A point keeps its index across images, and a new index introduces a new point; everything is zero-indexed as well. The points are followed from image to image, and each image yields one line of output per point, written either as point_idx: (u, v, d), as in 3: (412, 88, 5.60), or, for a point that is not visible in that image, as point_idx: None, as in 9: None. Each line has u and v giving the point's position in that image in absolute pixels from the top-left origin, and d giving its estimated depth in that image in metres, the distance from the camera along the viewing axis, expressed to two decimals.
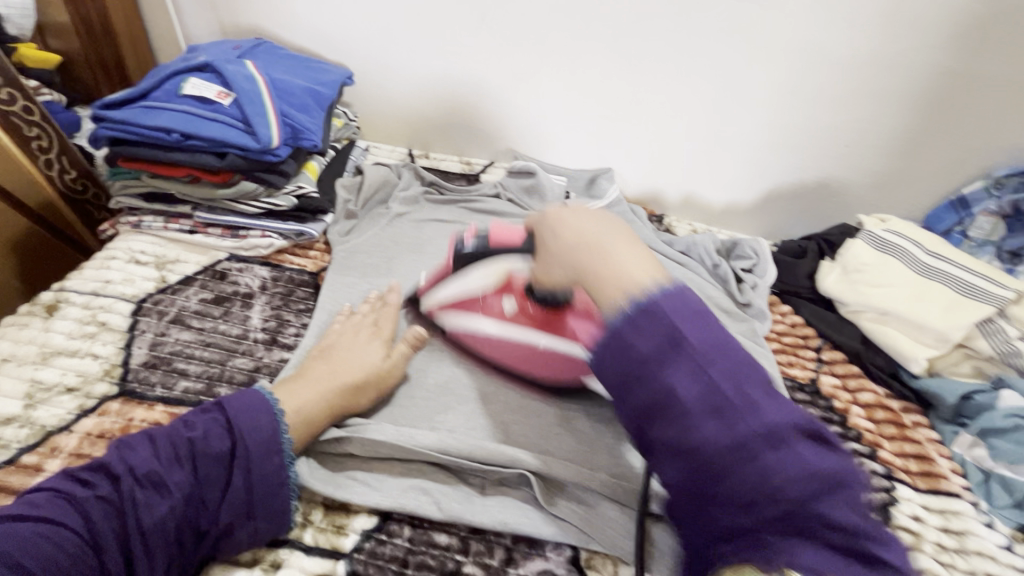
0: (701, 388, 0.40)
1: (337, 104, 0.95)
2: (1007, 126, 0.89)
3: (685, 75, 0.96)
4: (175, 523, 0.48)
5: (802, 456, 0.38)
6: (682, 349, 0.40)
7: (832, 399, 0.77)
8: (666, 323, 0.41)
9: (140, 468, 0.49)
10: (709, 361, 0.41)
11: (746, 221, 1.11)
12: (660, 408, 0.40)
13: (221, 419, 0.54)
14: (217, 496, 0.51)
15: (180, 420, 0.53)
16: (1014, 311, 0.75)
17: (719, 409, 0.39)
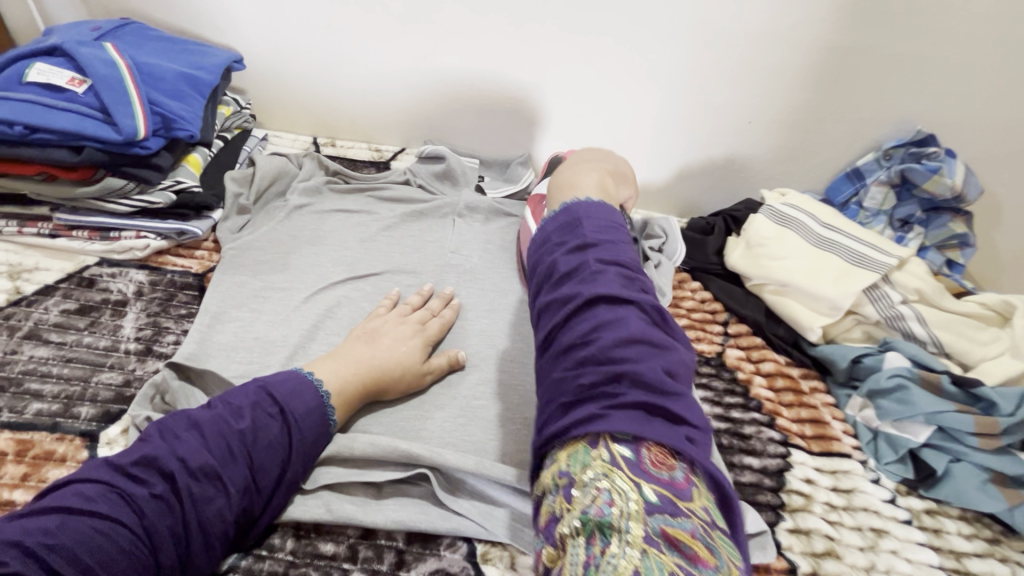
0: (612, 255, 0.52)
1: (222, 89, 0.87)
2: (890, 97, 0.93)
3: (588, 54, 0.94)
4: (232, 511, 0.48)
5: (676, 399, 0.46)
6: (590, 252, 0.52)
7: (736, 370, 0.79)
8: (579, 235, 0.54)
9: (194, 460, 0.48)
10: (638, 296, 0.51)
11: (662, 200, 1.12)
12: (568, 286, 0.51)
13: (272, 407, 0.54)
14: (267, 480, 0.51)
15: (229, 409, 0.52)
16: (895, 277, 0.79)
17: (613, 323, 0.48)
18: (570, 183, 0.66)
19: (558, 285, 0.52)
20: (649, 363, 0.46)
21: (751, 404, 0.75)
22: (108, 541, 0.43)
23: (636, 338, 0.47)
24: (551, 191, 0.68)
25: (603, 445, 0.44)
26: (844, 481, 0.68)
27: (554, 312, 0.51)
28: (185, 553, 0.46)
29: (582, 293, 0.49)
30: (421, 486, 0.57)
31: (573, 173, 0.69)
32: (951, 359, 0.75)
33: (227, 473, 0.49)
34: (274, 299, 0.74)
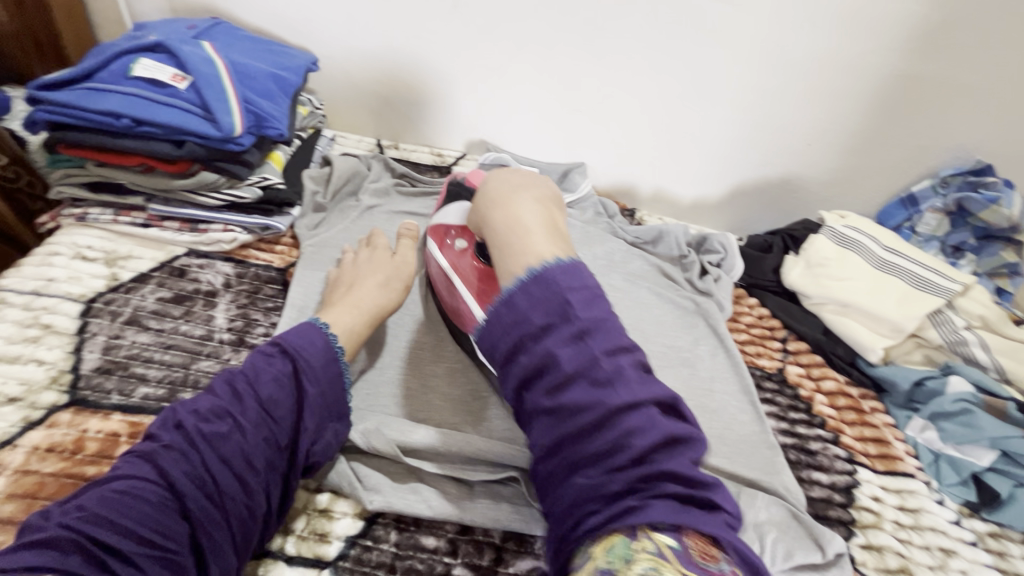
0: (614, 386, 0.50)
1: (303, 91, 0.90)
2: (953, 126, 0.95)
3: (657, 72, 0.97)
4: (257, 441, 0.51)
5: (654, 495, 0.47)
6: (599, 381, 0.50)
7: (797, 387, 0.80)
8: (607, 359, 0.50)
9: (200, 406, 0.51)
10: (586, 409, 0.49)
11: (713, 216, 1.14)
12: (598, 431, 0.49)
13: (273, 348, 0.57)
14: (283, 411, 0.53)
15: (234, 363, 0.55)
16: (959, 303, 0.80)
17: (627, 406, 0.49)
18: (519, 220, 0.59)
19: (586, 424, 0.49)
20: (658, 464, 0.48)
21: (814, 420, 0.76)
22: (140, 494, 0.45)
23: (663, 429, 0.49)
24: (493, 230, 0.60)
25: (643, 539, 0.45)
26: (910, 501, 0.69)
27: (583, 439, 0.49)
28: (225, 490, 0.48)
29: (602, 405, 0.49)
30: (511, 486, 0.59)
31: (518, 202, 0.62)
32: (1013, 386, 0.77)
33: (238, 413, 0.51)
34: None
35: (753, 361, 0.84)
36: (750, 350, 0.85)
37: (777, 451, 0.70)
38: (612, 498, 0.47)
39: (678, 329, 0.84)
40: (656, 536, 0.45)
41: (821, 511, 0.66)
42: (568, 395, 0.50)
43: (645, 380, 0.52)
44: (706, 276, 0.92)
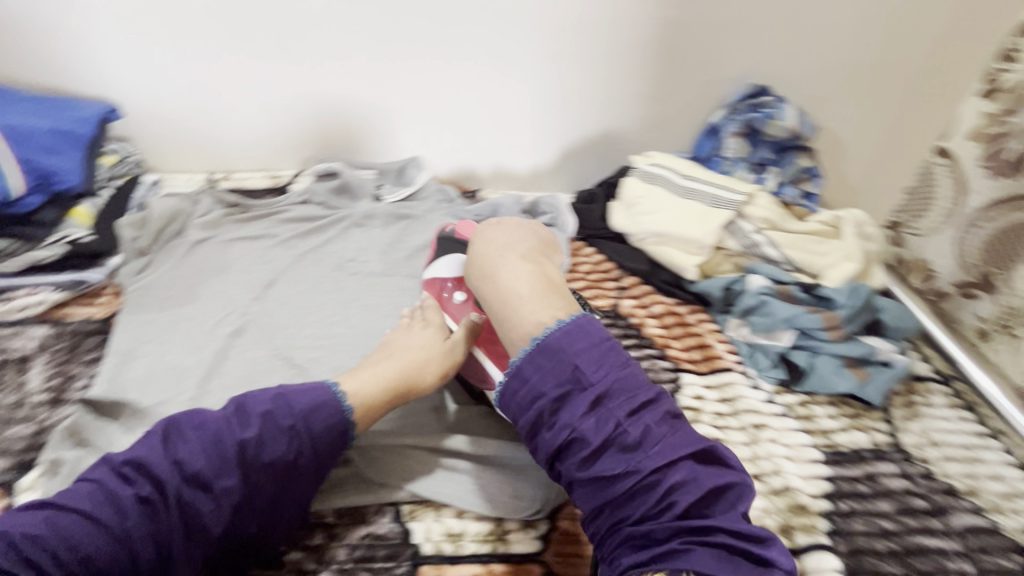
0: (596, 382, 0.56)
1: (102, 140, 0.89)
2: (728, 57, 1.05)
3: (457, 58, 1.01)
4: (225, 517, 0.51)
5: (691, 474, 0.53)
6: (579, 382, 0.56)
7: (630, 316, 0.88)
8: (565, 365, 0.57)
9: (192, 465, 0.51)
10: (642, 412, 0.56)
11: (553, 180, 1.20)
12: (585, 456, 0.54)
13: (220, 433, 0.53)
14: (166, 511, 0.49)
15: (151, 444, 0.52)
16: (748, 211, 0.90)
17: (608, 438, 0.54)
18: (508, 291, 0.63)
19: (562, 443, 0.56)
20: (647, 458, 0.53)
21: (644, 341, 0.84)
22: (84, 539, 0.46)
23: (648, 426, 0.55)
24: (493, 301, 0.65)
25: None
26: (729, 391, 0.78)
27: (557, 450, 0.56)
28: (182, 545, 0.50)
29: (637, 467, 0.53)
30: (346, 467, 0.62)
31: (510, 266, 0.65)
32: (803, 273, 0.87)
33: (189, 493, 0.50)
34: (184, 330, 0.76)
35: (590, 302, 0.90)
36: (589, 293, 0.91)
37: None
38: (659, 542, 0.51)
39: None
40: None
41: None
42: (598, 463, 0.54)
43: (618, 372, 0.57)
44: None
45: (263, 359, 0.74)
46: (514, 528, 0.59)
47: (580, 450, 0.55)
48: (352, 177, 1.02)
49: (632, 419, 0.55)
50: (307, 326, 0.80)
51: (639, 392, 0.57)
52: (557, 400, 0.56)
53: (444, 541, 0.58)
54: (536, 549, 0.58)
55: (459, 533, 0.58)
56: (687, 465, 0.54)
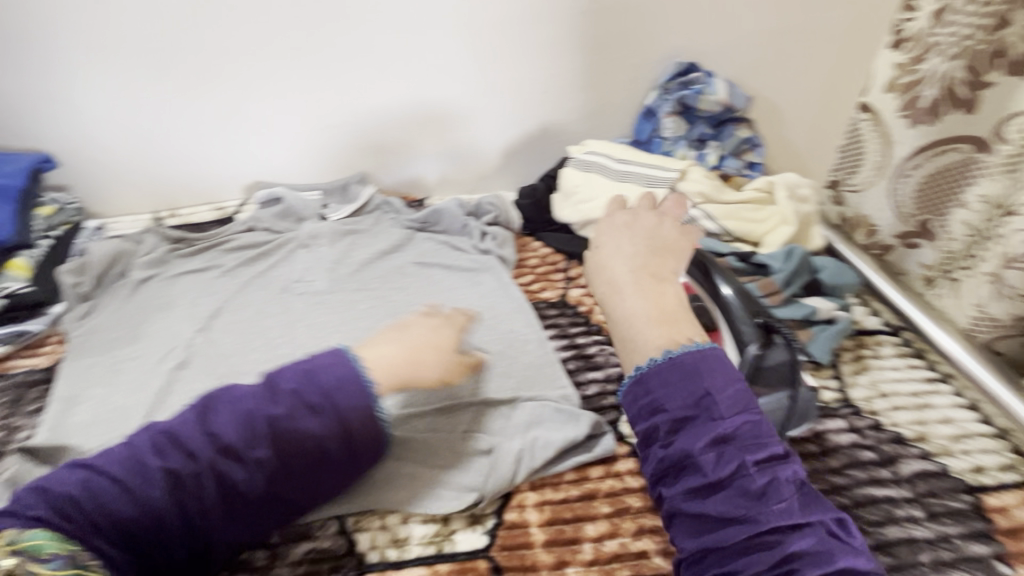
0: (726, 416, 0.49)
1: (37, 191, 0.90)
2: (652, 41, 1.06)
3: (384, 71, 1.02)
4: (259, 481, 0.52)
5: (812, 543, 0.45)
6: (705, 408, 0.49)
7: (578, 305, 0.88)
8: (697, 384, 0.50)
9: (91, 474, 0.49)
10: (750, 451, 0.48)
11: (500, 180, 1.20)
12: (679, 468, 0.49)
13: (162, 439, 0.52)
14: (64, 519, 0.47)
15: (81, 464, 0.51)
16: (681, 186, 0.91)
17: (713, 483, 0.47)
18: (619, 301, 0.59)
19: (668, 465, 0.49)
20: (767, 513, 0.46)
21: (593, 328, 0.84)
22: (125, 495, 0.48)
23: (743, 467, 0.47)
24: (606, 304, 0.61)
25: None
26: None
27: (662, 473, 0.50)
28: (147, 531, 0.49)
29: (754, 516, 0.45)
30: None
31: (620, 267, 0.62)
32: (743, 241, 0.87)
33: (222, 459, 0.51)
34: (127, 370, 0.76)
35: (538, 296, 0.90)
36: (535, 287, 0.92)
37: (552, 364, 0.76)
38: None
39: (462, 289, 0.89)
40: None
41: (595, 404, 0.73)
42: (687, 480, 0.49)
43: (744, 398, 0.51)
44: (487, 236, 0.98)
45: (208, 389, 0.74)
46: (460, 527, 0.60)
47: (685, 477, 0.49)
48: (291, 197, 1.03)
49: (706, 447, 0.48)
50: (254, 352, 0.80)
51: (771, 437, 0.50)
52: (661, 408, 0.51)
53: (388, 548, 0.58)
54: (483, 544, 0.58)
55: (404, 538, 0.59)
56: (815, 529, 0.46)
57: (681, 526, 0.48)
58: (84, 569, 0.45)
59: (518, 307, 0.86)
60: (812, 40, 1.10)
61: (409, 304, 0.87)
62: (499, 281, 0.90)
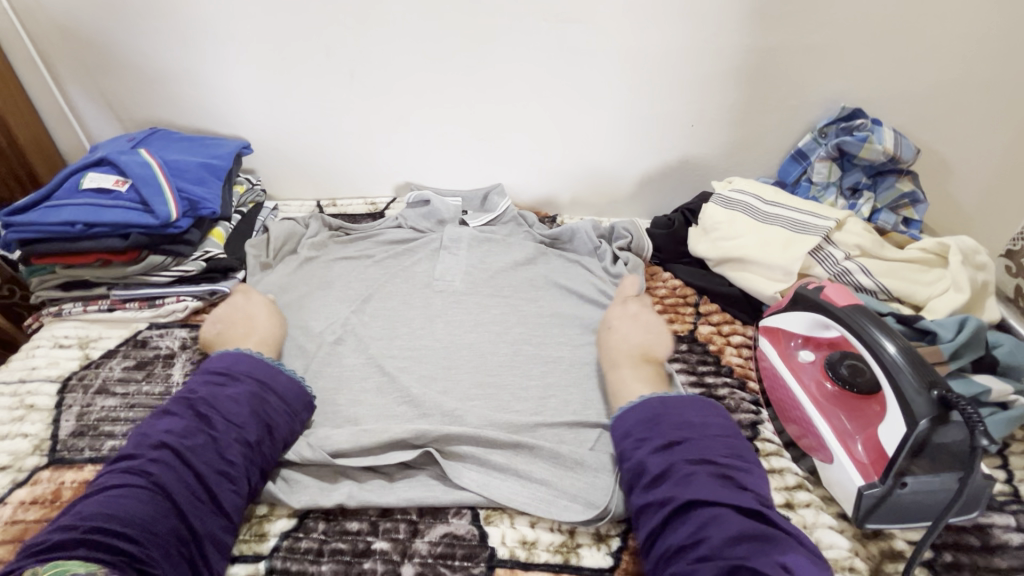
0: (676, 431, 0.62)
1: (236, 172, 1.04)
2: (815, 84, 1.03)
3: (541, 94, 1.06)
4: (281, 440, 0.66)
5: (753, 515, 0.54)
6: (659, 423, 0.63)
7: (707, 343, 0.86)
8: (650, 408, 0.65)
9: (176, 428, 0.61)
10: (698, 448, 0.60)
11: (631, 205, 1.22)
12: (643, 478, 0.59)
13: (216, 382, 0.67)
14: (186, 466, 0.58)
15: (189, 396, 0.66)
16: (837, 237, 0.86)
17: (665, 478, 0.58)
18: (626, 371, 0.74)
19: (638, 476, 0.60)
20: (711, 492, 0.55)
21: (723, 369, 0.82)
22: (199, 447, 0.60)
23: (690, 462, 0.59)
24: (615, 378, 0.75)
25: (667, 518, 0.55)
26: None
27: (631, 484, 0.60)
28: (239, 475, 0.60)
29: (699, 501, 0.55)
30: (429, 467, 0.67)
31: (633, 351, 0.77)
32: (902, 303, 0.82)
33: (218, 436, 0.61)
34: (293, 338, 0.86)
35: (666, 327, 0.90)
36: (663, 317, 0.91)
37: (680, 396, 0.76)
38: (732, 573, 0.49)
39: (590, 309, 0.92)
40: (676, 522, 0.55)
41: None
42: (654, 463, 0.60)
43: (704, 414, 0.64)
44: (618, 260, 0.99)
45: (359, 365, 0.82)
46: (585, 543, 0.61)
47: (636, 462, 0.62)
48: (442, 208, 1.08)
49: (661, 455, 0.60)
50: (397, 339, 0.87)
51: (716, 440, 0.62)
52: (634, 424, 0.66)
53: (517, 547, 0.60)
54: (607, 565, 0.59)
55: (532, 541, 0.61)
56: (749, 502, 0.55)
57: (655, 533, 0.55)
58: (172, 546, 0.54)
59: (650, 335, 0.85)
60: (1003, 96, 1.00)
61: (539, 315, 0.91)
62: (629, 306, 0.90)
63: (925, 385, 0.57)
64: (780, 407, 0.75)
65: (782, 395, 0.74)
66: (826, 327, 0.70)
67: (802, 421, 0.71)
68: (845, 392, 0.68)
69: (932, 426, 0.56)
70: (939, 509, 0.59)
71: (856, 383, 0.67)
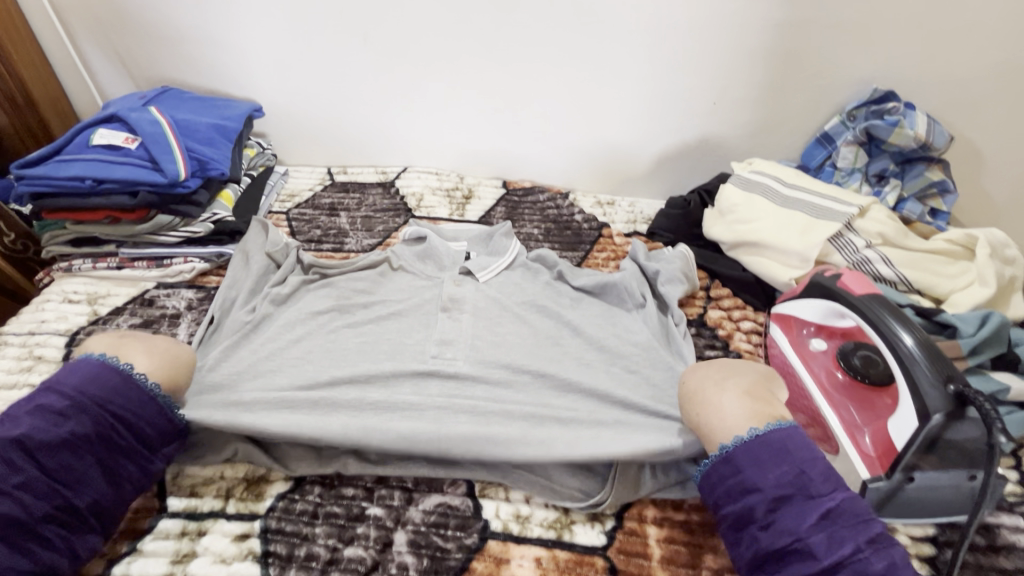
0: (823, 496, 0.50)
1: (246, 134, 1.03)
2: (847, 63, 0.98)
3: (558, 65, 1.03)
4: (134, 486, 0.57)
5: None
6: (799, 491, 0.50)
7: (716, 327, 0.84)
8: (785, 463, 0.52)
9: None
10: (858, 526, 0.49)
11: (646, 185, 1.19)
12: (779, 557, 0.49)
13: (58, 406, 0.55)
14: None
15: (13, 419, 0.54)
16: (859, 224, 0.83)
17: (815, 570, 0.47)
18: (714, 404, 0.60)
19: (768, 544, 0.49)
20: None
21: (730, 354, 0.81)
22: (152, 421, 0.59)
23: (851, 545, 0.47)
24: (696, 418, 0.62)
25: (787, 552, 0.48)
26: None
27: (759, 560, 0.50)
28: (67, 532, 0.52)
29: None
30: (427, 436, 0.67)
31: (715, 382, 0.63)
32: (922, 295, 0.79)
33: (134, 464, 0.57)
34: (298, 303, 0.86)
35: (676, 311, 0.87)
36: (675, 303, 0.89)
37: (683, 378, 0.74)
38: None
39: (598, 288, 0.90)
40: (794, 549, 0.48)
41: None
42: (779, 518, 0.50)
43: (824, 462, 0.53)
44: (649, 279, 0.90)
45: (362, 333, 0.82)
46: (580, 520, 0.61)
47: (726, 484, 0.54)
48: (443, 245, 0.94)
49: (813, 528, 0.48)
50: None
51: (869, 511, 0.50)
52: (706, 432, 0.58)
53: (511, 521, 0.61)
54: (601, 543, 0.59)
55: (526, 516, 0.61)
56: None
57: None
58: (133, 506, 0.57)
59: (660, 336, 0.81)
60: None
61: (546, 292, 0.89)
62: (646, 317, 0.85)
63: (941, 379, 0.55)
64: (790, 395, 0.73)
65: (792, 383, 0.73)
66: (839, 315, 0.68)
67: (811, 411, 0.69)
68: (856, 383, 0.66)
69: (945, 422, 0.54)
70: (952, 503, 0.58)
71: (869, 375, 0.65)
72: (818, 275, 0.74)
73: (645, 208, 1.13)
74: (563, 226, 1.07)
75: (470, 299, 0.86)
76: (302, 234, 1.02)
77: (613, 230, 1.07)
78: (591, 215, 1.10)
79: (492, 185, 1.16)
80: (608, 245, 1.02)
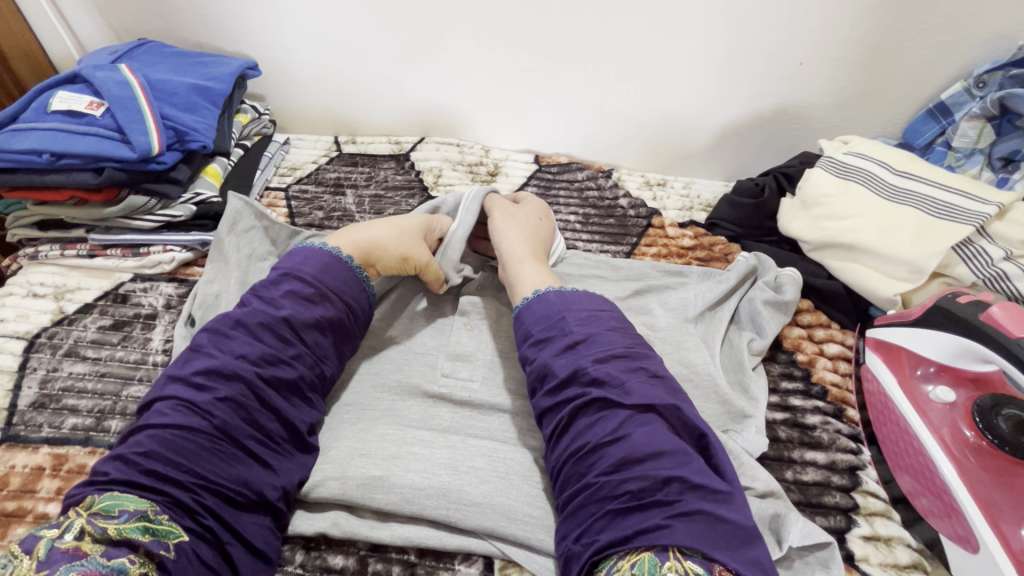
0: (578, 331, 0.52)
1: (238, 97, 0.88)
2: (984, 11, 0.76)
3: (606, 13, 0.83)
4: (320, 398, 0.58)
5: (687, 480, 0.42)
6: (563, 328, 0.53)
7: (794, 351, 0.67)
8: (549, 304, 0.56)
9: (251, 353, 0.51)
10: (601, 347, 0.50)
11: (705, 164, 1.01)
12: (546, 375, 0.51)
13: (308, 291, 0.56)
14: (236, 443, 0.48)
15: (284, 315, 0.54)
16: (995, 229, 0.66)
17: (563, 384, 0.50)
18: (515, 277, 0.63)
19: (534, 365, 0.53)
20: (611, 393, 0.47)
21: (813, 390, 0.64)
22: (361, 306, 0.61)
23: (586, 364, 0.49)
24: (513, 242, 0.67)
25: (675, 560, 0.38)
26: None
27: (536, 379, 0.52)
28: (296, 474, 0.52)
29: (594, 394, 0.48)
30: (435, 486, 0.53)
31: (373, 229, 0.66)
32: None
33: (344, 349, 0.60)
34: None
35: (780, 351, 0.67)
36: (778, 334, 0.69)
37: (757, 420, 0.58)
38: (625, 518, 0.42)
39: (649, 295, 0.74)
40: (687, 559, 0.38)
41: (814, 498, 0.55)
42: (568, 390, 0.49)
43: (605, 329, 0.52)
44: (739, 312, 0.70)
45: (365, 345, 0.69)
46: None
47: (610, 499, 0.43)
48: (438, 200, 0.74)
49: (566, 357, 0.51)
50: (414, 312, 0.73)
51: (659, 379, 0.49)
52: (595, 448, 0.45)
53: None
54: None
55: None
56: (697, 469, 0.43)
57: (549, 413, 0.51)
58: (153, 523, 0.41)
59: (743, 383, 0.63)
60: None
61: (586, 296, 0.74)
62: (727, 355, 0.66)
63: None
64: (888, 451, 0.58)
65: (894, 432, 0.58)
66: (986, 359, 0.53)
67: (921, 471, 0.54)
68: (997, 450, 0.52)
69: None
70: None
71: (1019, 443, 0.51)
72: (946, 297, 0.58)
73: (702, 190, 0.95)
74: (605, 211, 0.90)
75: (491, 308, 0.70)
76: (302, 217, 0.88)
77: (665, 218, 0.89)
78: (638, 199, 0.93)
79: (522, 160, 1.00)
80: (659, 239, 0.85)
